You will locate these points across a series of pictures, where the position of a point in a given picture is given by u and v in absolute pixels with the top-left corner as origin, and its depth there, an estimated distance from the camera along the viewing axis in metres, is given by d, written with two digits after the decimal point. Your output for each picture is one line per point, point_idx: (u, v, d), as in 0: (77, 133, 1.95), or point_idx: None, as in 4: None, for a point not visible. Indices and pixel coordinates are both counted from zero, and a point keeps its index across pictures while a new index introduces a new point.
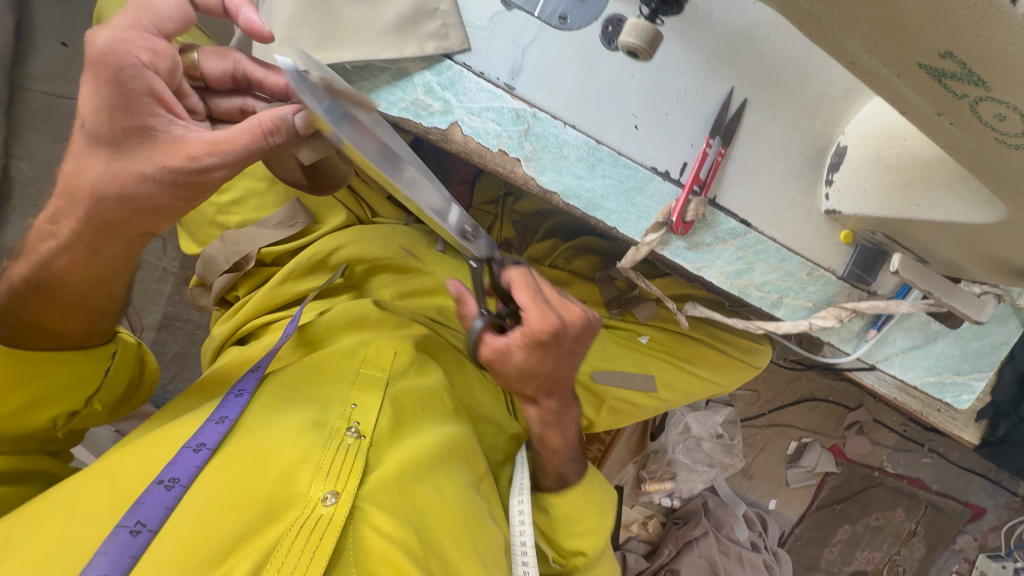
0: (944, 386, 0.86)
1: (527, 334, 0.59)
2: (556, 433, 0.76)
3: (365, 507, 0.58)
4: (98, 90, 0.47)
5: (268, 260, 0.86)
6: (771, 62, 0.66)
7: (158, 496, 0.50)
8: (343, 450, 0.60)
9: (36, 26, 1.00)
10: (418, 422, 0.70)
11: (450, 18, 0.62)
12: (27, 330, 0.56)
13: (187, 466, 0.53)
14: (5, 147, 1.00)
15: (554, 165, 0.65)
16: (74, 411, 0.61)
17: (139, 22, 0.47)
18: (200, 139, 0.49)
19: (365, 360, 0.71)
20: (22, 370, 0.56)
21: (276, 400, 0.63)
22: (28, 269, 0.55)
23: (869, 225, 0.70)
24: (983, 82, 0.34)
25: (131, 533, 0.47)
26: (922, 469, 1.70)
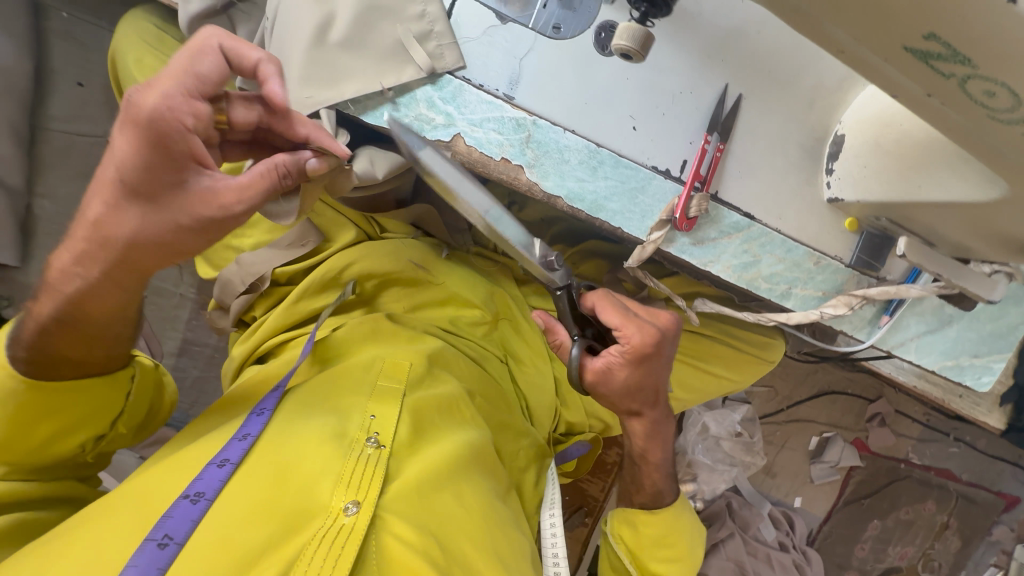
0: (963, 368, 0.86)
1: (628, 350, 0.63)
2: (656, 445, 0.78)
3: (386, 515, 0.59)
4: (139, 147, 0.47)
5: (283, 280, 0.88)
6: (763, 58, 0.68)
7: (183, 511, 0.52)
8: (364, 460, 0.61)
9: (54, 68, 1.04)
10: (438, 430, 0.71)
11: (445, 39, 0.64)
12: (56, 362, 0.57)
13: (211, 482, 0.55)
14: (28, 185, 1.04)
15: (557, 170, 0.66)
16: (99, 435, 0.63)
17: (187, 88, 0.48)
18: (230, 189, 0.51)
19: (383, 371, 0.73)
20: (47, 401, 0.57)
21: (297, 415, 0.64)
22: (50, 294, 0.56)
23: (872, 212, 0.70)
24: (970, 60, 0.34)
25: (159, 545, 0.49)
26: (949, 459, 1.66)
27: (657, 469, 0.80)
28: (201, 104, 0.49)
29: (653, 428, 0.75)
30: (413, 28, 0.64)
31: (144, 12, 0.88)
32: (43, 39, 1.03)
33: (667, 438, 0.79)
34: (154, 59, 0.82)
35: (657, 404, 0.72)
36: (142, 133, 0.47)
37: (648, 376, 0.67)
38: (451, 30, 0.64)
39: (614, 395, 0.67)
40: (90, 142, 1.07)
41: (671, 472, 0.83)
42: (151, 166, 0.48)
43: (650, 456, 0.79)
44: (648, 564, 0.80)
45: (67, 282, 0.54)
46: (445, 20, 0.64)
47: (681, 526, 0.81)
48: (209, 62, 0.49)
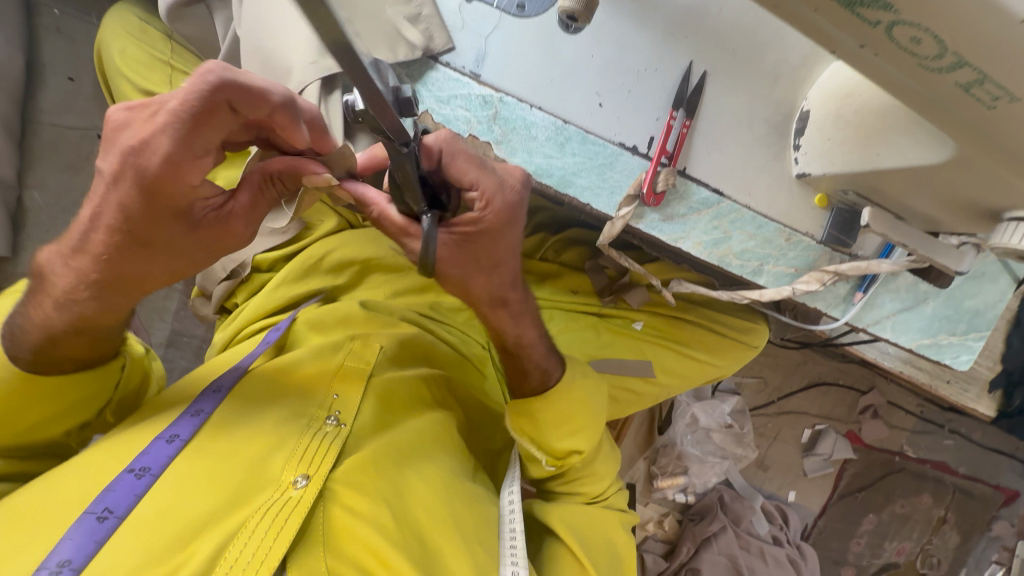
0: (941, 347, 0.85)
1: (488, 212, 0.53)
2: (527, 324, 0.68)
3: (337, 489, 0.59)
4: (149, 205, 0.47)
5: (263, 267, 0.90)
6: (726, 35, 0.69)
7: (127, 484, 0.53)
8: (320, 437, 0.61)
9: (46, 64, 1.07)
10: (401, 411, 0.71)
11: (433, 21, 0.65)
12: (53, 357, 0.58)
13: (158, 456, 0.56)
14: (18, 178, 1.07)
15: (524, 147, 0.67)
16: (87, 421, 0.64)
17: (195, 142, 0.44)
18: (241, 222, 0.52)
19: (347, 351, 0.73)
20: (38, 390, 0.58)
21: (258, 392, 0.65)
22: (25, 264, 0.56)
23: (841, 185, 0.70)
24: (891, 5, 0.36)
25: (98, 519, 0.50)
26: (945, 452, 1.65)
27: (535, 349, 0.71)
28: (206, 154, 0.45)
29: (516, 308, 0.66)
30: (403, 10, 0.65)
31: (128, 5, 0.90)
32: (35, 35, 1.06)
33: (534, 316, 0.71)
34: (137, 48, 0.85)
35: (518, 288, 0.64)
36: (153, 196, 0.46)
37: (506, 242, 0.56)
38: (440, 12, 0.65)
39: (467, 261, 0.56)
40: (80, 135, 1.10)
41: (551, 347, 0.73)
42: (164, 220, 0.48)
43: (524, 339, 0.69)
44: (556, 446, 0.71)
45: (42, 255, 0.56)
46: (433, 4, 0.65)
47: (579, 405, 0.71)
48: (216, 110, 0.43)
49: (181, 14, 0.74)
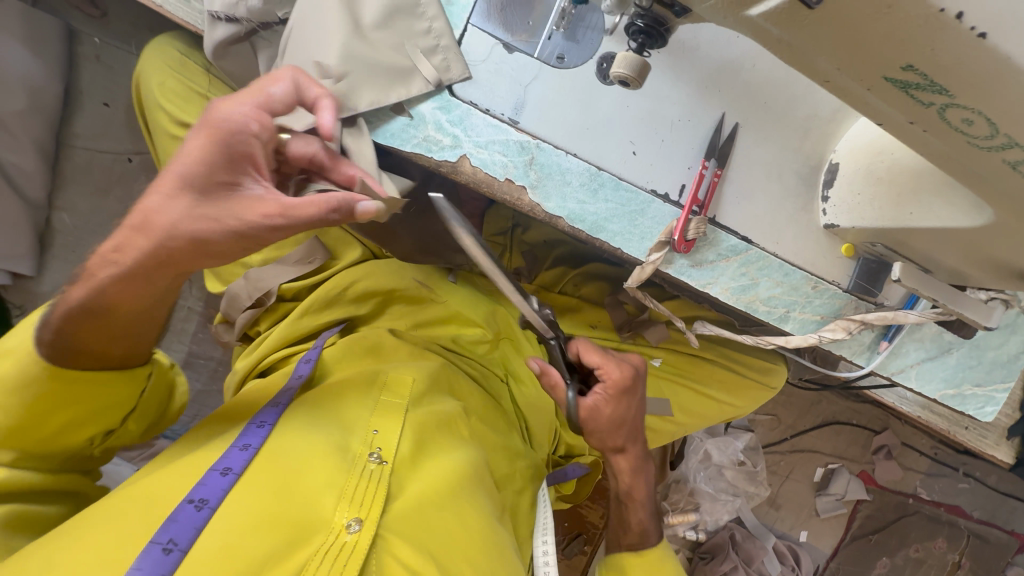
0: (965, 398, 0.85)
1: (609, 386, 0.76)
2: (639, 479, 0.87)
3: (388, 535, 0.59)
4: (204, 144, 0.51)
5: (288, 295, 0.90)
6: (758, 89, 0.71)
7: (188, 516, 0.52)
8: (365, 475, 0.61)
9: (83, 90, 1.09)
10: (439, 446, 0.70)
11: (451, 52, 0.66)
12: (80, 355, 0.57)
13: (215, 488, 0.55)
14: (48, 200, 1.09)
15: (559, 192, 0.68)
16: (110, 429, 0.64)
17: (258, 101, 0.55)
18: (275, 200, 0.52)
19: (382, 388, 0.72)
20: (65, 392, 0.58)
21: (297, 426, 0.64)
22: (84, 294, 0.55)
23: (869, 238, 0.71)
24: (946, 90, 0.36)
25: (164, 550, 0.49)
26: (960, 495, 1.61)
27: (642, 507, 0.87)
28: (267, 115, 0.55)
29: (635, 462, 0.85)
30: (421, 44, 0.67)
31: (170, 37, 0.92)
32: (74, 62, 1.08)
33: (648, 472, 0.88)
34: (175, 82, 0.88)
35: (636, 439, 0.84)
36: (213, 138, 0.52)
37: (627, 409, 0.78)
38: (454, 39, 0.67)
39: (602, 428, 0.78)
40: (111, 158, 1.12)
41: (655, 513, 0.88)
42: (211, 163, 0.51)
43: (634, 492, 0.87)
44: None
45: (103, 280, 0.54)
46: (450, 35, 0.67)
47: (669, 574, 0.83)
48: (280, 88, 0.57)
49: (227, 51, 0.76)
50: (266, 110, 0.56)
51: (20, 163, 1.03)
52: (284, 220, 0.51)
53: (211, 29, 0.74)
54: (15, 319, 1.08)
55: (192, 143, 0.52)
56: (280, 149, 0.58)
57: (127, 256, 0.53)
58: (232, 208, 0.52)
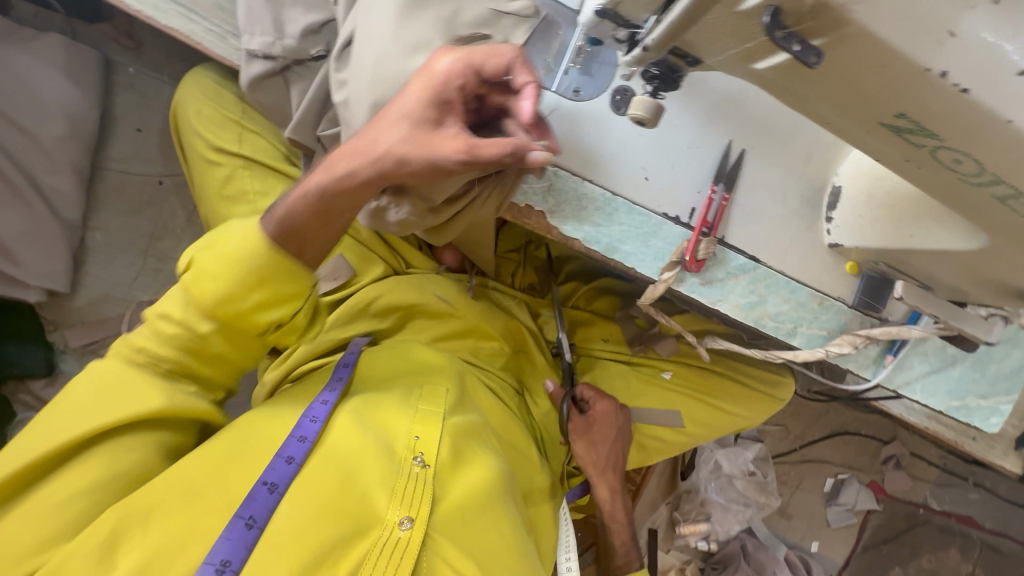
0: (970, 410, 0.87)
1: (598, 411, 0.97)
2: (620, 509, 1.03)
3: (435, 535, 0.62)
4: (422, 91, 0.55)
5: (315, 310, 0.94)
6: (761, 116, 0.75)
7: (263, 497, 0.57)
8: (412, 478, 0.65)
9: (117, 116, 1.15)
10: (477, 452, 0.74)
11: None
12: (293, 238, 0.63)
13: (281, 474, 0.60)
14: (83, 220, 1.15)
15: (575, 216, 0.73)
16: (286, 321, 0.68)
17: (472, 66, 0.55)
18: (464, 139, 0.54)
19: (422, 398, 0.76)
20: (277, 274, 0.62)
21: (350, 424, 0.67)
22: (323, 179, 0.60)
23: (871, 256, 0.74)
24: (936, 134, 0.39)
25: (246, 525, 0.55)
26: (970, 505, 1.62)
27: (623, 532, 1.03)
28: (472, 78, 0.55)
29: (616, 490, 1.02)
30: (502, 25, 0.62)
31: (205, 68, 0.97)
32: (110, 90, 1.14)
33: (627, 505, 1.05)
34: (211, 110, 0.93)
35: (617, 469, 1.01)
36: (425, 91, 0.55)
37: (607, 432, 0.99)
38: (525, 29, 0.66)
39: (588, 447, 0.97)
40: (143, 180, 1.17)
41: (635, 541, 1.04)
42: (426, 102, 0.55)
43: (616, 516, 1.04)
44: None
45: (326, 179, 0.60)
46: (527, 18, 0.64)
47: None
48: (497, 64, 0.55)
49: (262, 84, 0.80)
50: (475, 72, 0.55)
51: (59, 186, 1.09)
52: (469, 158, 0.54)
53: (248, 64, 0.79)
54: (51, 334, 1.13)
55: (410, 91, 0.55)
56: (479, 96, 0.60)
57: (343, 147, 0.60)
58: (431, 141, 0.55)
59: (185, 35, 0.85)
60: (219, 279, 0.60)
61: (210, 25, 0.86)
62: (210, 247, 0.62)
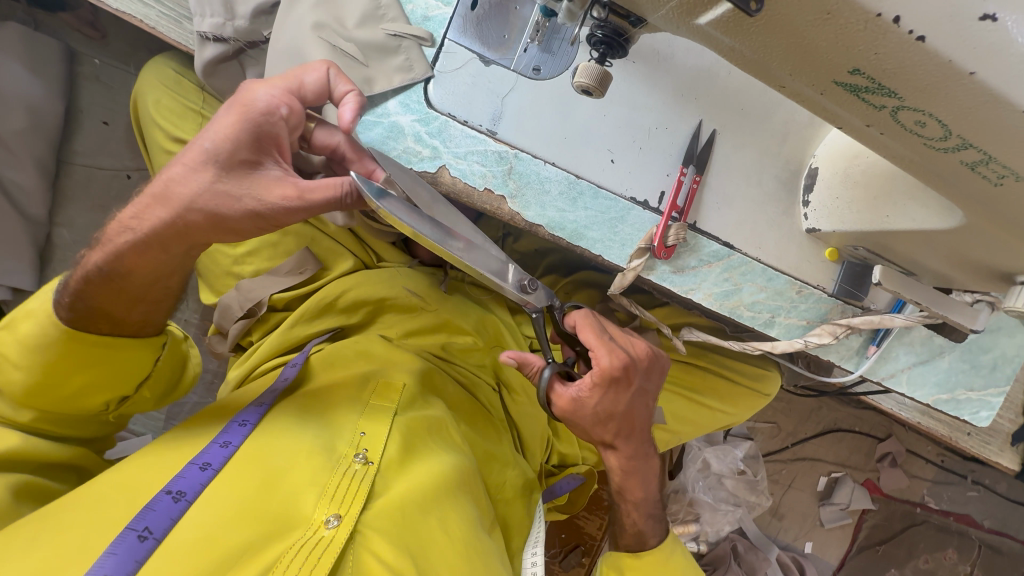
0: (959, 403, 0.83)
1: (597, 373, 0.69)
2: (635, 481, 0.83)
3: (366, 532, 0.59)
4: (236, 124, 0.54)
5: (279, 305, 0.91)
6: (734, 95, 0.72)
7: (165, 506, 0.54)
8: (349, 475, 0.62)
9: (83, 109, 1.12)
10: (427, 449, 0.70)
11: (413, 52, 0.67)
12: (97, 317, 0.61)
13: (193, 482, 0.57)
14: (49, 217, 1.13)
15: (538, 201, 0.69)
16: (123, 396, 0.67)
17: (292, 89, 0.57)
18: (293, 184, 0.55)
19: (374, 392, 0.72)
20: (84, 355, 0.61)
21: (283, 426, 0.65)
22: (104, 259, 0.59)
23: (851, 241, 0.70)
24: (895, 93, 0.36)
25: (139, 537, 0.51)
26: (969, 504, 1.57)
27: (638, 510, 0.84)
28: (297, 102, 0.57)
29: (629, 461, 0.81)
30: (381, 45, 0.67)
31: (167, 57, 0.95)
32: (74, 82, 1.11)
33: (649, 475, 0.84)
34: (170, 99, 0.90)
35: (632, 437, 0.78)
36: (246, 122, 0.54)
37: (617, 402, 0.73)
38: (420, 47, 0.68)
39: (585, 421, 0.73)
40: (110, 175, 1.15)
41: (656, 515, 0.86)
42: (240, 142, 0.54)
43: (629, 493, 0.84)
44: None
45: (121, 247, 0.58)
46: (413, 36, 0.67)
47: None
48: (316, 81, 0.58)
49: (216, 70, 0.78)
50: (298, 98, 0.58)
51: (20, 180, 1.06)
52: (301, 204, 0.55)
53: (201, 48, 0.76)
54: None
55: (224, 123, 0.54)
56: (305, 136, 0.61)
57: (146, 223, 0.57)
58: (254, 186, 0.55)
59: (138, 19, 0.82)
60: (21, 366, 0.61)
61: (165, 9, 0.83)
62: (10, 327, 0.62)
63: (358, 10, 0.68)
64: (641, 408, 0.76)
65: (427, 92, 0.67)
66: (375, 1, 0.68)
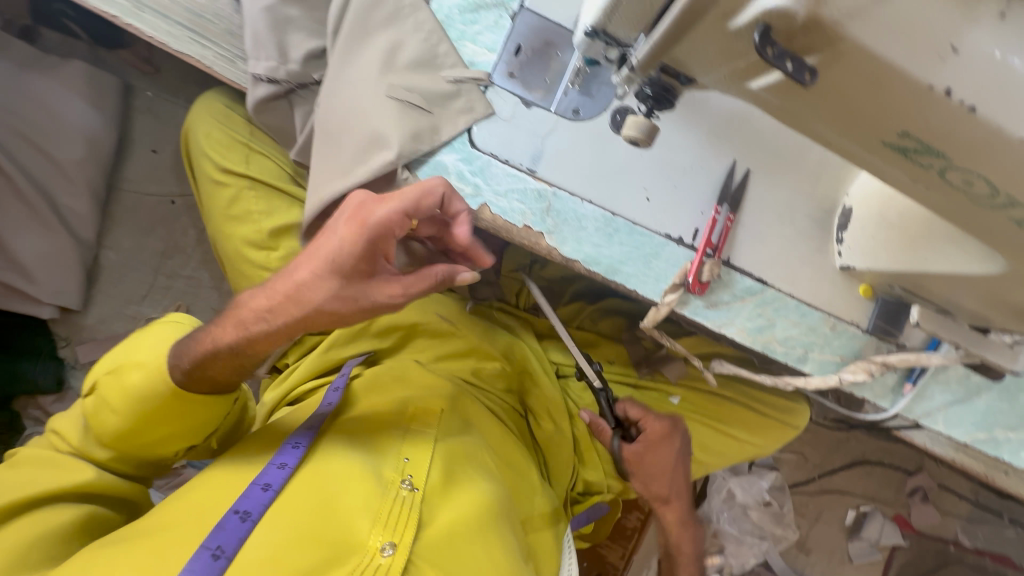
0: (998, 443, 0.82)
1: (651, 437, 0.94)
2: (684, 529, 1.03)
3: (418, 562, 0.60)
4: (354, 238, 0.57)
5: (316, 329, 0.94)
6: (767, 135, 0.73)
7: (234, 526, 0.57)
8: (398, 502, 0.63)
9: (134, 138, 1.18)
10: (468, 476, 0.71)
11: (474, 95, 0.70)
12: (202, 380, 0.64)
13: (256, 502, 0.60)
14: (98, 239, 1.18)
15: (575, 236, 0.71)
16: (192, 446, 0.69)
17: (406, 203, 0.57)
18: (399, 283, 0.60)
19: (414, 417, 0.74)
20: (171, 409, 0.64)
21: (334, 450, 0.67)
22: (232, 338, 0.62)
23: (886, 280, 0.71)
24: (942, 153, 0.37)
25: (212, 556, 0.54)
26: (1006, 543, 1.52)
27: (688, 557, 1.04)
28: (412, 210, 0.58)
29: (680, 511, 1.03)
30: (444, 88, 0.70)
31: (217, 92, 1.00)
32: (127, 112, 1.17)
33: (693, 527, 1.05)
34: (220, 132, 0.95)
35: (677, 489, 1.02)
36: (366, 236, 0.57)
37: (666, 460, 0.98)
38: (480, 88, 0.71)
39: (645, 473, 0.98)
40: (156, 201, 1.20)
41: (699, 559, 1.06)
42: (360, 255, 0.58)
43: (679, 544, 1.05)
44: None
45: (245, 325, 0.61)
46: (473, 80, 0.71)
47: None
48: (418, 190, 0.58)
49: (266, 107, 0.82)
50: (411, 207, 0.58)
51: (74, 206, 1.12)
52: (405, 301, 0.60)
53: (253, 87, 0.80)
54: (61, 349, 1.16)
55: (341, 230, 0.57)
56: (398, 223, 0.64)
57: (278, 318, 0.60)
58: (369, 290, 0.59)
59: (196, 60, 0.87)
60: (116, 412, 0.64)
61: (221, 50, 0.88)
62: (113, 372, 0.66)
63: (416, 54, 0.71)
64: (681, 467, 1.00)
65: (470, 133, 0.70)
66: (432, 46, 0.71)
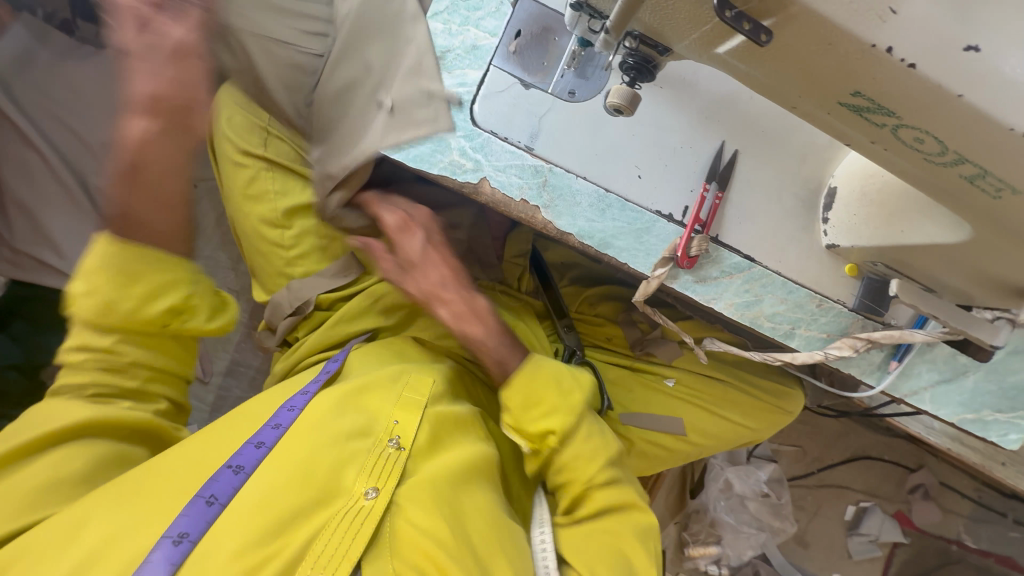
0: (986, 423, 0.84)
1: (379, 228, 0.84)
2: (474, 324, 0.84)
3: (402, 505, 0.65)
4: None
5: (324, 305, 0.98)
6: (755, 118, 0.77)
7: (227, 478, 0.61)
8: (385, 457, 0.68)
9: None
10: (454, 439, 0.75)
11: (442, 105, 0.72)
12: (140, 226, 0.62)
13: (249, 457, 0.64)
14: None
15: (569, 211, 0.75)
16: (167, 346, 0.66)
17: None
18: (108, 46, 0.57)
19: (405, 382, 0.77)
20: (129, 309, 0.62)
21: (325, 408, 0.70)
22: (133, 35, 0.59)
23: (870, 257, 0.73)
24: (894, 112, 0.41)
25: (206, 503, 0.59)
26: (1011, 545, 1.50)
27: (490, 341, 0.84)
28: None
29: (459, 310, 0.84)
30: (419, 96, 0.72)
31: None
32: None
33: (484, 315, 0.85)
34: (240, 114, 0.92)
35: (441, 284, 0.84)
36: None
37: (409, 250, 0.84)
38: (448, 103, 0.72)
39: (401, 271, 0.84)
40: None
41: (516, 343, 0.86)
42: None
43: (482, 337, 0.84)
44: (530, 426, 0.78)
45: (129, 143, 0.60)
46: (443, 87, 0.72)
47: None
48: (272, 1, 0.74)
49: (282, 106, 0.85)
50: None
51: None
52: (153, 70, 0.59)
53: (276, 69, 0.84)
54: None
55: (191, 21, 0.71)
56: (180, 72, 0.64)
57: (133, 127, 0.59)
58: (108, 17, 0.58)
59: None
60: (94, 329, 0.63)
61: None
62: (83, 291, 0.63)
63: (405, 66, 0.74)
64: (424, 263, 0.84)
65: (472, 112, 0.75)
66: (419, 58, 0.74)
